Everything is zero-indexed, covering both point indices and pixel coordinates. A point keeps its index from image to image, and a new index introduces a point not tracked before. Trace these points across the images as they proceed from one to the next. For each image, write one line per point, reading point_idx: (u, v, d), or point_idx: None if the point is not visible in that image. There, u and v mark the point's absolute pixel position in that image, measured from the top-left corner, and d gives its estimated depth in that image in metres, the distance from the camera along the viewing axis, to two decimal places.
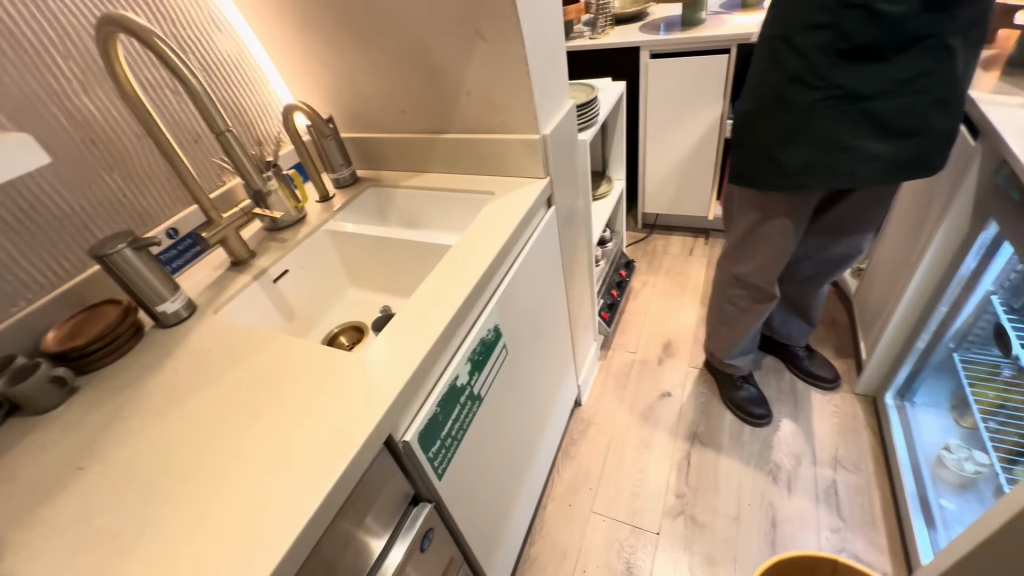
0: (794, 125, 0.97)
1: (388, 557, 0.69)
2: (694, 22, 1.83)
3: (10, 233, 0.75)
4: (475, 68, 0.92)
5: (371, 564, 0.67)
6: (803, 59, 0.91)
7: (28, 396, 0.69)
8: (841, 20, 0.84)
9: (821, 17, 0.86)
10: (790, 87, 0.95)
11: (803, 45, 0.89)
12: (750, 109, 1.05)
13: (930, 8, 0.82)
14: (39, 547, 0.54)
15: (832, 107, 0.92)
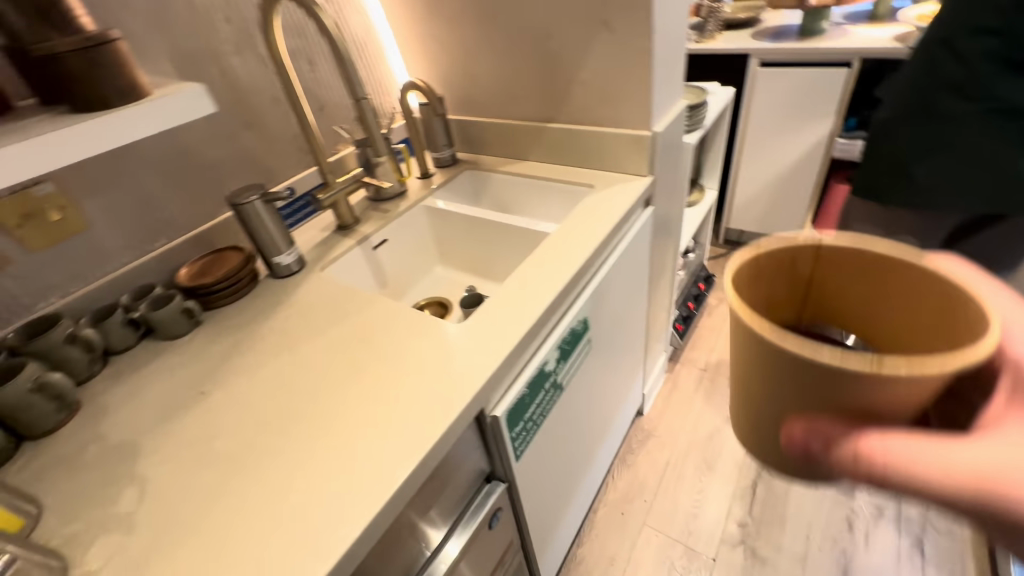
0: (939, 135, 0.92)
1: (443, 550, 0.70)
2: (814, 32, 1.72)
3: (162, 175, 0.83)
4: (594, 59, 0.92)
5: (426, 557, 0.69)
6: (962, 65, 0.85)
7: (162, 322, 0.77)
8: (1012, 25, 0.78)
9: (989, 19, 0.80)
10: (939, 95, 0.89)
11: (964, 50, 0.83)
12: (891, 113, 1.00)
13: None
14: (167, 457, 0.60)
15: (987, 119, 0.86)
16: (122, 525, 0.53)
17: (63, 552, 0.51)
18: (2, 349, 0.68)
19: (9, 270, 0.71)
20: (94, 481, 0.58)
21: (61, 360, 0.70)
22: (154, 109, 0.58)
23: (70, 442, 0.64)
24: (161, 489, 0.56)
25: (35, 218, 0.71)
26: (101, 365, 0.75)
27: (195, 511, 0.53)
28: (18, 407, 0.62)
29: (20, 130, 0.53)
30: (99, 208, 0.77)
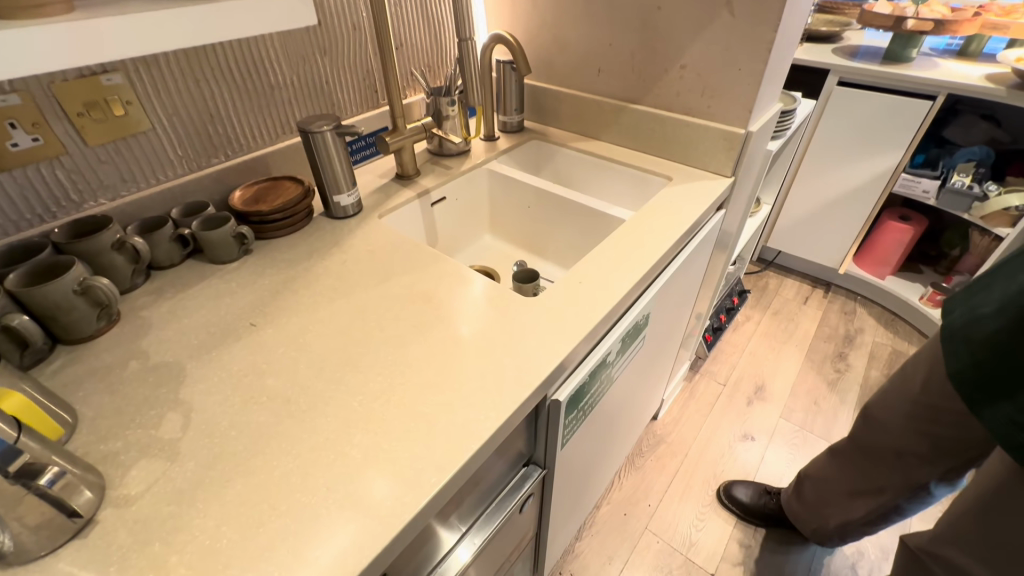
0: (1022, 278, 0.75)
1: (452, 555, 0.66)
2: (900, 58, 1.64)
3: (230, 88, 0.77)
4: (703, 41, 0.86)
5: (436, 559, 0.64)
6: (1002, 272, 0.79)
7: (213, 244, 0.72)
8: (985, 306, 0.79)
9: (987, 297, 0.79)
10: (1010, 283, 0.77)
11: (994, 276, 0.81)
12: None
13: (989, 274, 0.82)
14: (215, 385, 0.56)
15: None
16: (166, 451, 0.49)
17: (100, 470, 0.48)
18: (46, 243, 0.63)
19: (63, 161, 0.66)
20: (135, 400, 0.54)
21: (105, 266, 0.65)
22: (256, 7, 0.52)
23: (108, 354, 0.60)
24: (209, 419, 0.52)
25: (98, 110, 0.66)
26: (143, 278, 0.70)
27: (245, 449, 0.50)
28: (60, 309, 0.58)
29: (112, 4, 0.47)
30: (163, 110, 0.72)
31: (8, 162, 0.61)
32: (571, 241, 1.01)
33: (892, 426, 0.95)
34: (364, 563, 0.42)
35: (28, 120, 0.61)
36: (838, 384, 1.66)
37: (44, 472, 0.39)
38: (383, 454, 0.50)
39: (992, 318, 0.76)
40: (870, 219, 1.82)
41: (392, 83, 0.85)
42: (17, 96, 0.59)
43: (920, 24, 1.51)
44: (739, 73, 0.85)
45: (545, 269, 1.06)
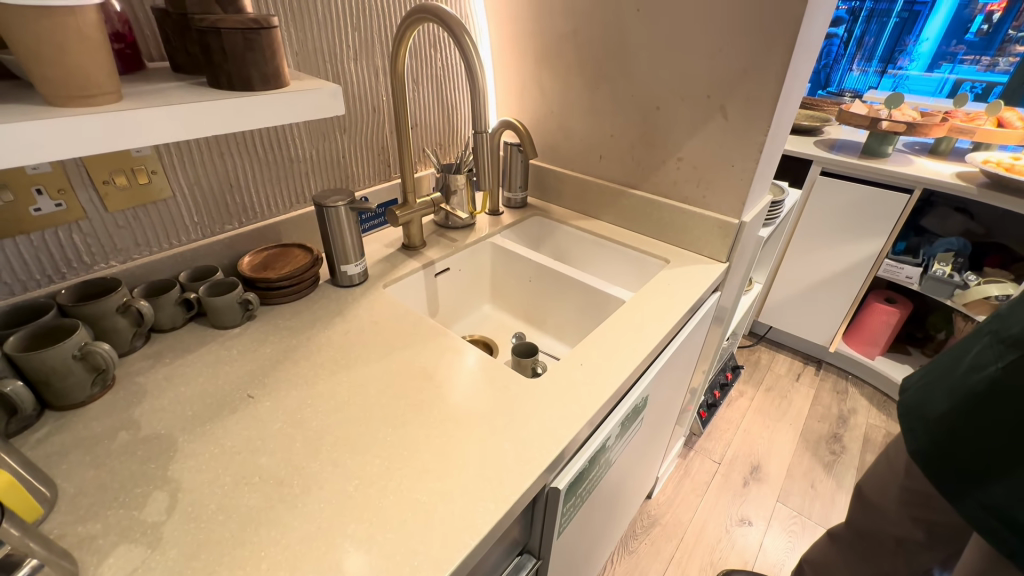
0: (956, 368, 0.78)
1: None
2: (877, 153, 1.76)
3: (251, 160, 0.81)
4: (698, 139, 0.93)
5: None
6: (941, 367, 0.82)
7: (218, 309, 0.72)
8: (931, 398, 0.80)
9: (934, 387, 0.80)
10: (951, 374, 0.78)
11: (932, 371, 0.83)
12: (969, 384, 0.73)
13: (927, 371, 0.85)
14: (205, 462, 0.54)
15: (972, 404, 0.72)
16: (148, 536, 0.47)
17: (76, 556, 0.45)
18: (52, 304, 0.63)
19: (82, 225, 0.67)
20: (121, 475, 0.52)
21: (108, 329, 0.65)
22: (290, 102, 0.56)
23: (97, 423, 0.58)
24: (197, 501, 0.50)
25: (123, 178, 0.68)
26: (142, 342, 0.70)
27: (234, 536, 0.48)
28: (55, 373, 0.57)
29: (157, 94, 0.51)
30: (185, 179, 0.75)
31: (27, 225, 0.62)
32: (570, 317, 1.03)
33: (889, 515, 0.93)
34: None
35: (55, 187, 0.63)
36: (834, 467, 1.63)
37: (21, 565, 0.37)
38: (377, 547, 0.47)
39: (947, 399, 0.76)
40: (857, 300, 1.87)
41: (406, 162, 0.90)
42: (48, 164, 0.62)
43: (893, 126, 1.64)
44: (732, 168, 0.91)
45: (543, 343, 1.07)
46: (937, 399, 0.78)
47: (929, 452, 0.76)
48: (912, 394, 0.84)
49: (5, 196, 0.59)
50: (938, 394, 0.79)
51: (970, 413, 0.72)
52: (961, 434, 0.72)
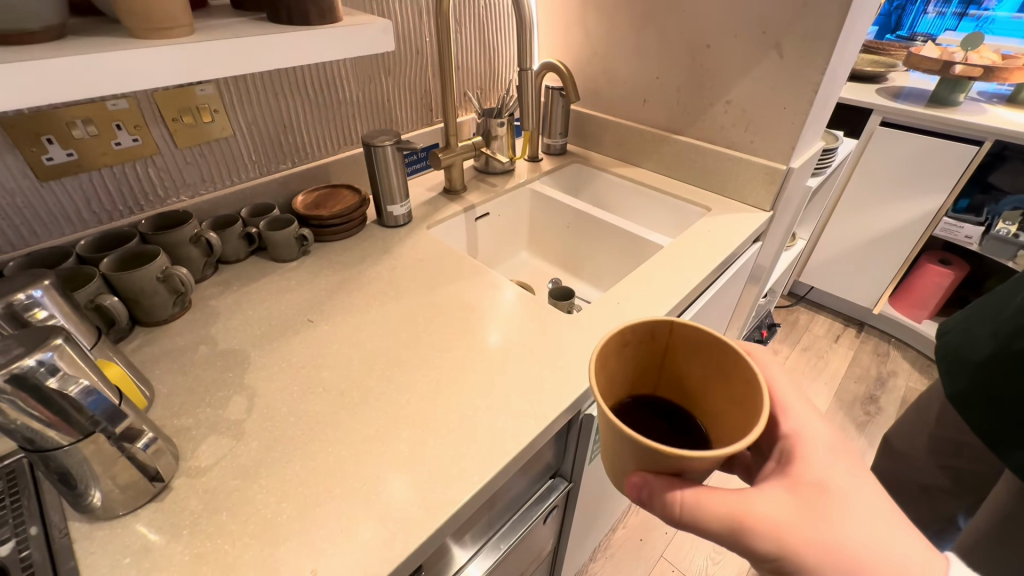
0: (1005, 311, 0.72)
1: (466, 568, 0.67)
2: (947, 102, 1.63)
3: (303, 102, 0.84)
4: (749, 80, 0.90)
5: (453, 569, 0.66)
6: (988, 309, 0.76)
7: (277, 243, 0.78)
8: (977, 344, 0.75)
9: (982, 332, 0.75)
10: (999, 317, 0.73)
11: (980, 312, 0.78)
12: (1015, 331, 0.69)
13: (975, 311, 0.80)
14: (275, 373, 0.61)
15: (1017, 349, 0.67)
16: (232, 430, 0.54)
17: (175, 442, 0.52)
18: (134, 233, 0.70)
19: (156, 160, 0.73)
20: (206, 380, 0.60)
21: (182, 257, 0.72)
22: (344, 35, 0.58)
23: (180, 338, 0.66)
24: (270, 404, 0.57)
25: (190, 117, 0.73)
26: (212, 271, 0.76)
27: (303, 434, 0.54)
28: (143, 292, 0.64)
29: (224, 27, 0.54)
30: (244, 119, 0.79)
31: (111, 158, 0.68)
32: (607, 262, 1.04)
33: (915, 462, 0.95)
34: (410, 548, 0.45)
35: (132, 123, 0.68)
36: (867, 426, 1.63)
37: (140, 436, 0.45)
38: (428, 450, 0.53)
39: (989, 342, 0.73)
40: (908, 260, 1.79)
41: (449, 105, 0.91)
42: (125, 101, 0.67)
43: (968, 70, 1.50)
44: (783, 112, 0.88)
45: (579, 289, 1.09)
46: (981, 344, 0.74)
47: (963, 394, 0.74)
48: (958, 337, 0.80)
49: (91, 130, 0.65)
50: (980, 337, 0.75)
51: (1011, 360, 0.68)
52: (1000, 377, 0.69)
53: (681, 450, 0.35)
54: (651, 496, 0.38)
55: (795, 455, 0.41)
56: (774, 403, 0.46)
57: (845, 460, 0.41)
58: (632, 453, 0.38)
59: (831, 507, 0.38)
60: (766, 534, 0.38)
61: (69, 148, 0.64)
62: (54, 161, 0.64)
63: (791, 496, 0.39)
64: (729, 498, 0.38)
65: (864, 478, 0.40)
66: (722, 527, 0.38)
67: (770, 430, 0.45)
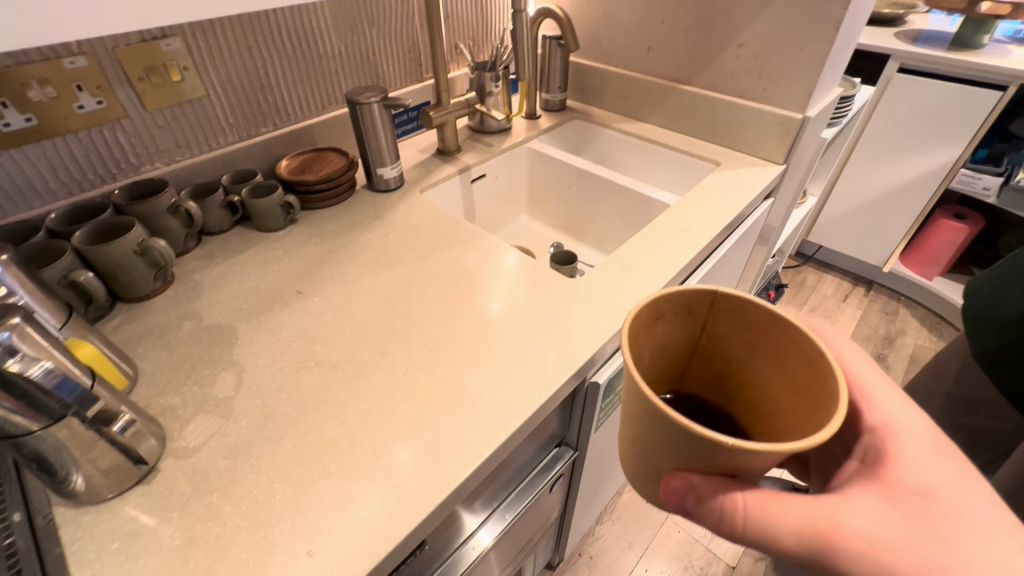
0: None
1: (476, 535, 0.66)
2: (970, 44, 1.53)
3: (280, 58, 0.78)
4: (762, 21, 0.83)
5: (461, 539, 0.65)
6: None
7: (262, 212, 0.73)
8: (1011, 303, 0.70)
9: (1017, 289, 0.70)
10: None
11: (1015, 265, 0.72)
12: None
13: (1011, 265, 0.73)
14: (264, 348, 0.58)
15: None
16: (221, 408, 0.51)
17: (161, 422, 0.50)
18: (107, 204, 0.66)
19: (124, 124, 0.68)
20: (192, 357, 0.57)
21: (161, 229, 0.68)
22: None
23: (163, 314, 0.62)
24: (259, 380, 0.54)
25: (157, 75, 0.67)
26: (195, 243, 0.72)
27: (295, 411, 0.51)
28: (121, 267, 0.60)
29: None
30: (217, 77, 0.73)
31: (75, 123, 0.63)
32: (611, 224, 0.99)
33: (930, 422, 0.93)
34: (411, 526, 0.43)
35: (93, 83, 0.63)
36: None
37: (116, 419, 0.42)
38: (427, 424, 0.50)
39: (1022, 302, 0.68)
40: (922, 215, 1.73)
41: (439, 57, 0.84)
42: (84, 59, 0.61)
43: (996, 7, 1.40)
44: (800, 55, 0.81)
45: (581, 253, 1.05)
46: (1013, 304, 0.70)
47: (991, 354, 0.72)
48: (990, 294, 0.74)
49: (49, 92, 0.60)
50: (1012, 294, 0.70)
51: None
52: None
53: (748, 444, 0.30)
54: (700, 502, 0.34)
55: (886, 454, 0.38)
56: (855, 392, 0.42)
57: (947, 460, 0.37)
58: (681, 445, 0.33)
59: (933, 515, 0.35)
60: (857, 549, 0.34)
61: (28, 113, 0.59)
62: (12, 128, 0.59)
63: (884, 504, 0.36)
64: (803, 509, 0.35)
65: (971, 480, 0.36)
66: (802, 539, 0.35)
67: (851, 424, 0.42)
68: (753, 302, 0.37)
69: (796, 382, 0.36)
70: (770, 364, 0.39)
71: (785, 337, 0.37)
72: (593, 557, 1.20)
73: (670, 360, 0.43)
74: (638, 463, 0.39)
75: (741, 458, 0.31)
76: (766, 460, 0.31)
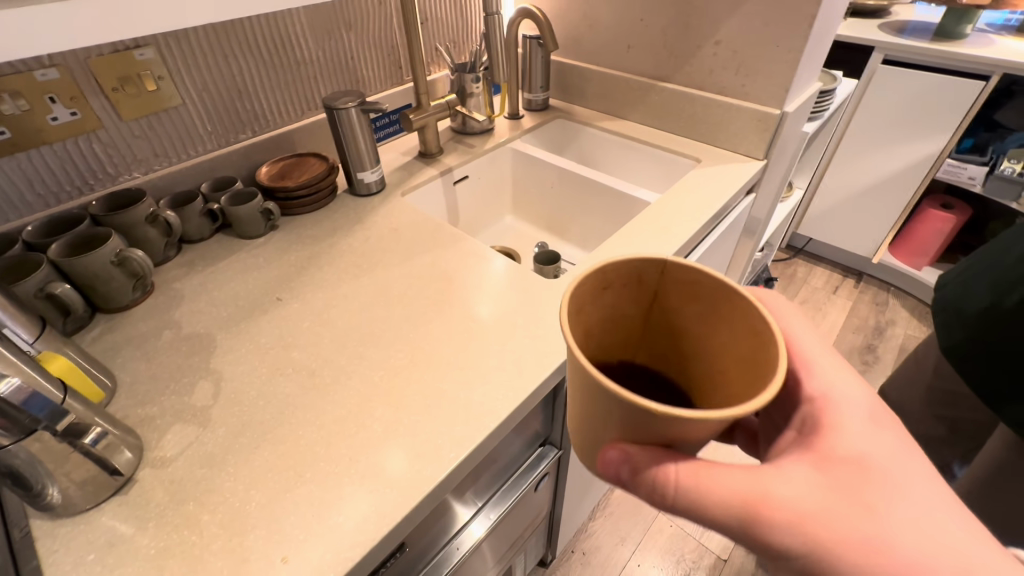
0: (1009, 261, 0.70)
1: (466, 532, 0.67)
2: (953, 35, 1.53)
3: (256, 64, 0.78)
4: (738, 17, 0.83)
5: (446, 539, 0.65)
6: (991, 255, 0.75)
7: (242, 219, 0.73)
8: (976, 297, 0.73)
9: (983, 284, 0.73)
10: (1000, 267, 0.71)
11: (981, 260, 0.76)
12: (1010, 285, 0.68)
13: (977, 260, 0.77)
14: (243, 356, 0.58)
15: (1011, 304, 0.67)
16: (198, 417, 0.52)
17: (139, 432, 0.50)
18: (84, 215, 0.66)
19: (100, 135, 0.68)
20: (169, 367, 0.57)
21: (139, 238, 0.68)
22: None
23: (142, 324, 0.63)
24: (237, 388, 0.55)
25: (132, 85, 0.67)
26: (175, 252, 0.73)
27: (273, 418, 0.52)
28: (98, 279, 0.60)
29: None
30: (193, 86, 0.73)
31: (49, 135, 0.63)
32: (595, 223, 0.99)
33: (912, 413, 0.94)
34: (385, 530, 0.43)
35: (67, 95, 0.63)
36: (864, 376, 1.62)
37: (88, 432, 0.43)
38: (403, 428, 0.51)
39: (989, 294, 0.71)
40: (909, 205, 1.73)
41: (417, 60, 0.84)
42: (56, 71, 0.61)
43: None
44: (776, 52, 0.82)
45: (566, 251, 1.05)
46: (978, 299, 0.73)
47: (959, 347, 0.75)
48: (958, 289, 0.78)
49: (21, 104, 0.60)
50: (979, 288, 0.74)
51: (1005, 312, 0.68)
52: (997, 329, 0.69)
53: (678, 410, 0.29)
54: (633, 473, 0.34)
55: (822, 424, 0.38)
56: (797, 361, 0.43)
57: (881, 429, 0.38)
58: (615, 413, 0.32)
59: (862, 483, 0.35)
60: (785, 518, 0.35)
61: (1, 126, 0.59)
62: None
63: (816, 474, 0.36)
64: (736, 479, 0.35)
65: (902, 449, 0.37)
66: (732, 508, 0.35)
67: (792, 393, 0.42)
68: (702, 271, 0.37)
69: (739, 351, 0.36)
70: (717, 333, 0.39)
71: (732, 306, 0.36)
72: (586, 553, 1.20)
73: (619, 328, 0.43)
74: (579, 430, 0.39)
75: (671, 428, 0.31)
76: (699, 429, 0.31)
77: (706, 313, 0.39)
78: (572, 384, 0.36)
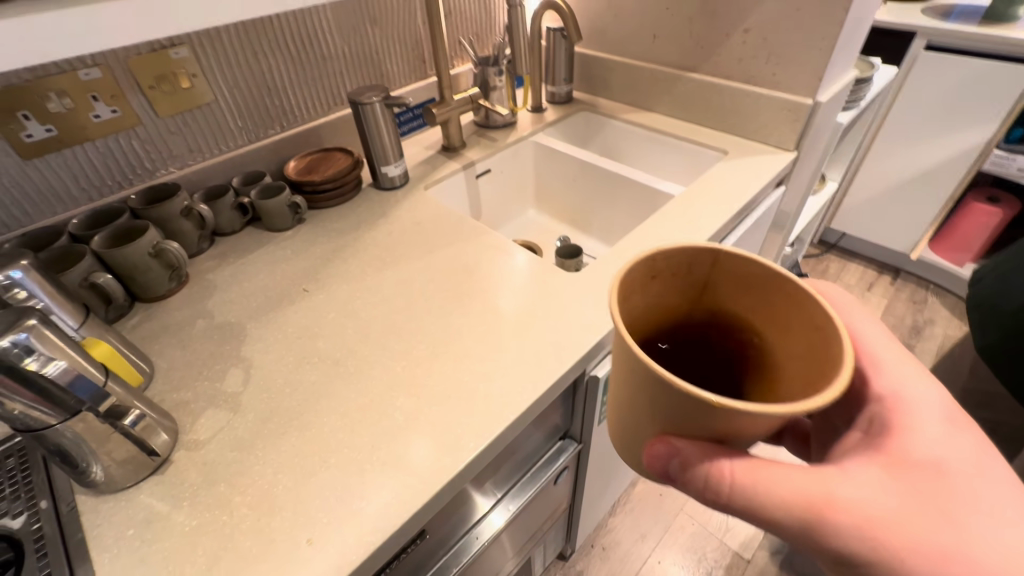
0: None
1: (486, 520, 0.68)
2: (1003, 18, 1.44)
3: (285, 61, 0.80)
4: (769, 4, 0.80)
5: (466, 528, 0.66)
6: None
7: (271, 212, 0.76)
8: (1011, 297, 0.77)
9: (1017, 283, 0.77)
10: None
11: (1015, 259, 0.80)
12: None
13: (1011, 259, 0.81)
14: (271, 345, 0.60)
15: None
16: (229, 403, 0.54)
17: (174, 416, 0.53)
18: (124, 208, 0.69)
19: (138, 131, 0.70)
20: (202, 355, 0.59)
21: (175, 231, 0.70)
22: None
23: (177, 312, 0.65)
24: (266, 376, 0.56)
25: (167, 83, 0.70)
26: (208, 244, 0.75)
27: (299, 405, 0.53)
28: (137, 269, 0.63)
29: None
30: (225, 83, 0.75)
31: (92, 132, 0.66)
32: (617, 216, 0.98)
33: None
34: (405, 517, 0.44)
35: (108, 93, 0.66)
36: None
37: (128, 413, 0.45)
38: (424, 418, 0.52)
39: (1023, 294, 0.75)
40: (952, 198, 1.65)
41: (441, 54, 0.85)
42: (98, 70, 0.64)
43: None
44: (809, 39, 0.79)
45: (587, 245, 1.04)
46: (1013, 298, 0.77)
47: (993, 345, 0.79)
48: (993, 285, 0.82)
49: (66, 103, 0.63)
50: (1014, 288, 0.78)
51: None
52: None
53: (735, 403, 0.28)
54: (685, 467, 0.34)
55: (891, 427, 0.37)
56: (864, 359, 0.42)
57: (957, 435, 0.37)
58: (668, 404, 0.32)
59: (934, 488, 0.35)
60: (851, 523, 0.34)
61: (49, 124, 0.63)
62: (34, 138, 0.62)
63: (885, 476, 0.35)
64: (798, 480, 0.35)
65: (979, 457, 0.36)
66: (793, 510, 0.34)
67: (856, 393, 0.41)
68: (756, 261, 0.37)
69: (797, 345, 0.36)
70: (773, 325, 0.38)
71: (789, 299, 0.36)
72: (605, 548, 1.20)
73: (668, 319, 0.43)
74: (625, 428, 0.39)
75: (729, 422, 0.31)
76: (753, 423, 0.31)
77: (762, 305, 0.38)
78: (621, 376, 0.36)
